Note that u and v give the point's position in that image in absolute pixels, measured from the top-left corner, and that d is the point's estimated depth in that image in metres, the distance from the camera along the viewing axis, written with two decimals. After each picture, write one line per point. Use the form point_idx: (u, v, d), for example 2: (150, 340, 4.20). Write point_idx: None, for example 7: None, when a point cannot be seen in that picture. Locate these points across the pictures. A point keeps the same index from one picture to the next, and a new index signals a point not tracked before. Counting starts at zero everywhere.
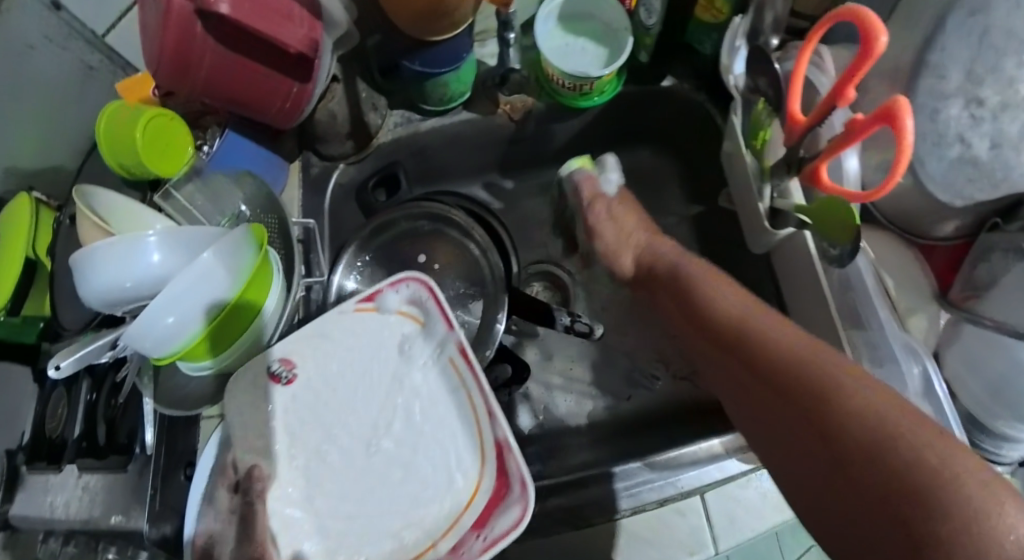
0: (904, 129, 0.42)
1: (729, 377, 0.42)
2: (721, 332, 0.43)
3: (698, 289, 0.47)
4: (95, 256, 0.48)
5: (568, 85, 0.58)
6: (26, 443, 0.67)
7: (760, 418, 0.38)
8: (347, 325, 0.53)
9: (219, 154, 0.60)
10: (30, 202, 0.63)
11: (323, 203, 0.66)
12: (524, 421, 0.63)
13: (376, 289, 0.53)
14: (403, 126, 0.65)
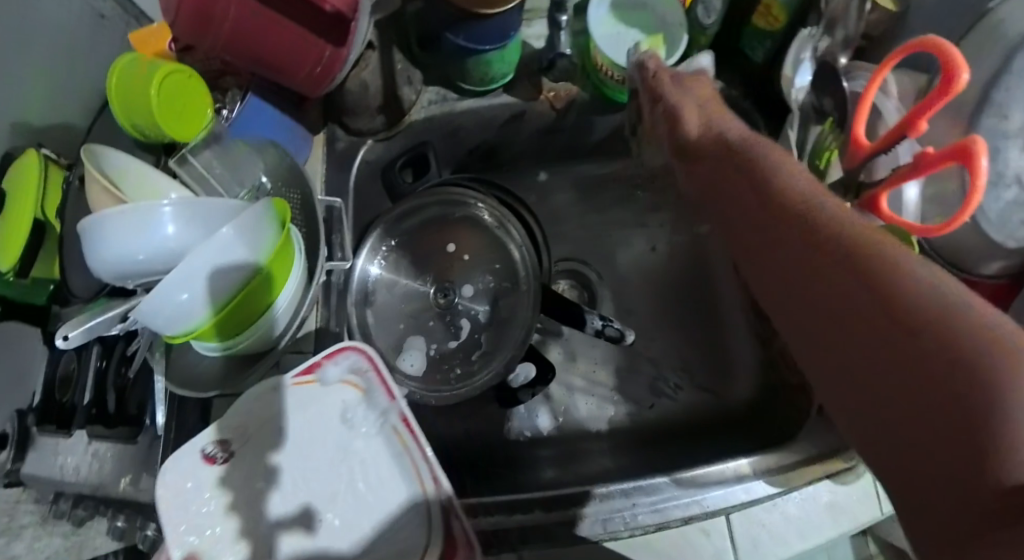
0: (979, 169, 0.41)
1: (781, 252, 0.33)
2: (779, 201, 0.34)
3: (742, 180, 0.39)
4: (107, 226, 0.45)
5: (615, 76, 0.56)
6: (37, 404, 0.67)
7: (800, 332, 0.31)
8: (281, 402, 0.43)
9: (242, 120, 0.57)
10: (39, 159, 0.61)
11: (347, 181, 0.63)
12: (544, 422, 0.61)
13: (312, 362, 0.43)
14: (438, 104, 0.62)
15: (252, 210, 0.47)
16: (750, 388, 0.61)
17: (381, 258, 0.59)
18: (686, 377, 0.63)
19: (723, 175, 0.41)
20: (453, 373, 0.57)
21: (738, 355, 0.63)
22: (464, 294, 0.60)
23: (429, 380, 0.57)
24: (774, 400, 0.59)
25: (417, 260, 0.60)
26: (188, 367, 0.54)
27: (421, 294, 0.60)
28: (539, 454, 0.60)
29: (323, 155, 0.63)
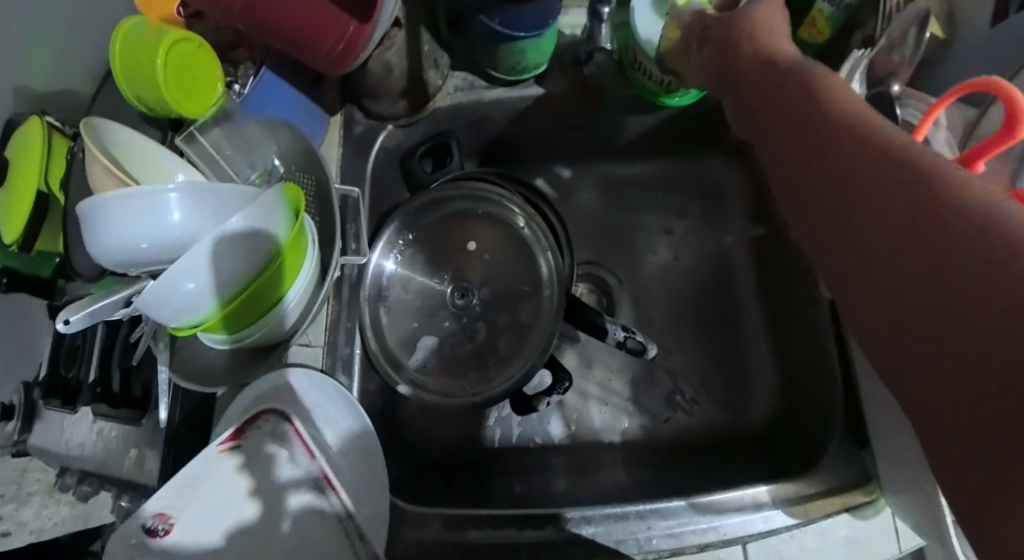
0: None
1: (834, 195, 0.28)
2: (831, 137, 0.28)
3: (785, 112, 0.32)
4: (111, 209, 0.41)
5: (653, 77, 0.52)
6: (42, 377, 0.66)
7: (854, 285, 0.26)
8: (209, 472, 0.47)
9: (253, 96, 0.52)
10: (44, 129, 0.58)
11: (365, 166, 0.60)
12: (556, 429, 0.60)
13: (237, 427, 0.48)
14: (464, 91, 0.59)
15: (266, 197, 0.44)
16: (768, 408, 0.59)
17: (396, 253, 0.56)
18: (703, 391, 0.61)
19: (759, 103, 0.34)
20: (466, 378, 0.55)
21: (759, 373, 0.61)
22: (483, 295, 0.57)
23: (443, 384, 0.54)
24: (792, 423, 0.58)
25: (434, 256, 0.57)
26: (194, 358, 0.52)
27: (437, 292, 0.57)
28: (550, 462, 0.59)
29: (340, 139, 0.60)
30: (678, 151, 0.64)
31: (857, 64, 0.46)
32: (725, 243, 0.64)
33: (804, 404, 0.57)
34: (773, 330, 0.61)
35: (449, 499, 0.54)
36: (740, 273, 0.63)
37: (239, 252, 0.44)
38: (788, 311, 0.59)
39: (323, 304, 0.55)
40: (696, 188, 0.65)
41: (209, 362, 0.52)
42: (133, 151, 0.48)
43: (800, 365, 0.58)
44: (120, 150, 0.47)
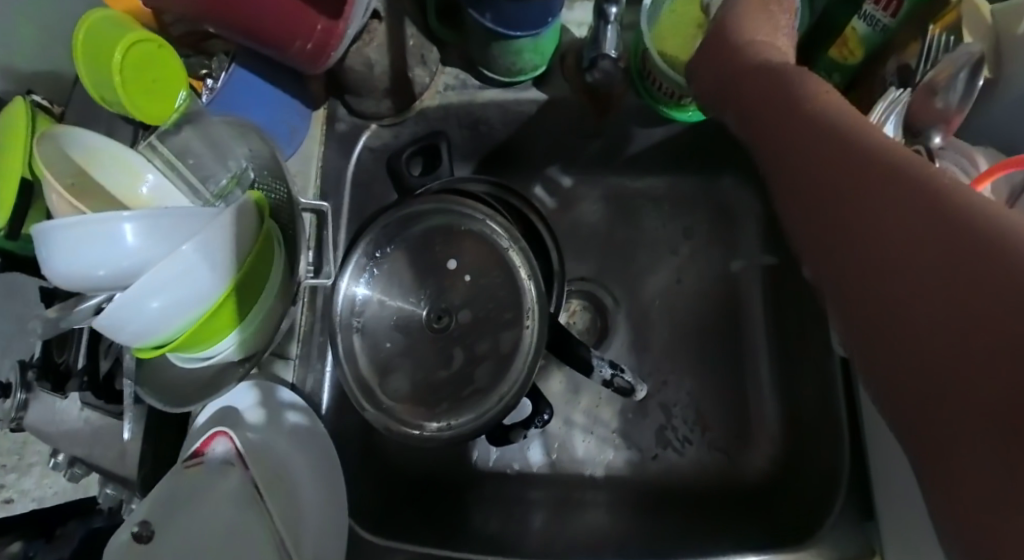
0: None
1: (841, 217, 0.24)
2: (837, 158, 0.25)
3: (796, 127, 0.28)
4: (62, 238, 0.39)
5: (665, 89, 0.48)
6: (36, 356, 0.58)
7: (863, 330, 0.22)
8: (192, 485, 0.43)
9: (223, 94, 0.49)
10: (26, 108, 0.50)
11: (348, 167, 0.56)
12: (536, 456, 0.56)
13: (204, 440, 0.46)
14: (457, 90, 0.53)
15: (238, 205, 0.44)
16: (764, 461, 0.54)
17: (371, 270, 0.52)
18: (700, 429, 0.56)
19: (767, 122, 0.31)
20: (439, 407, 0.51)
21: (761, 418, 0.55)
22: (462, 319, 0.53)
23: (413, 413, 0.50)
24: (791, 478, 0.53)
25: (416, 272, 0.53)
26: (167, 372, 0.50)
27: (412, 314, 0.53)
28: (529, 495, 0.55)
29: (321, 135, 0.55)
30: (692, 168, 0.58)
31: (894, 104, 0.42)
32: (734, 270, 0.59)
33: (805, 456, 0.52)
34: (780, 373, 0.55)
35: (411, 531, 0.52)
36: (751, 305, 0.58)
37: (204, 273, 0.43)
38: (799, 356, 0.54)
39: (291, 318, 0.52)
40: (709, 209, 0.60)
41: (182, 378, 0.50)
42: (101, 160, 0.46)
43: (807, 418, 0.52)
44: (86, 159, 0.45)
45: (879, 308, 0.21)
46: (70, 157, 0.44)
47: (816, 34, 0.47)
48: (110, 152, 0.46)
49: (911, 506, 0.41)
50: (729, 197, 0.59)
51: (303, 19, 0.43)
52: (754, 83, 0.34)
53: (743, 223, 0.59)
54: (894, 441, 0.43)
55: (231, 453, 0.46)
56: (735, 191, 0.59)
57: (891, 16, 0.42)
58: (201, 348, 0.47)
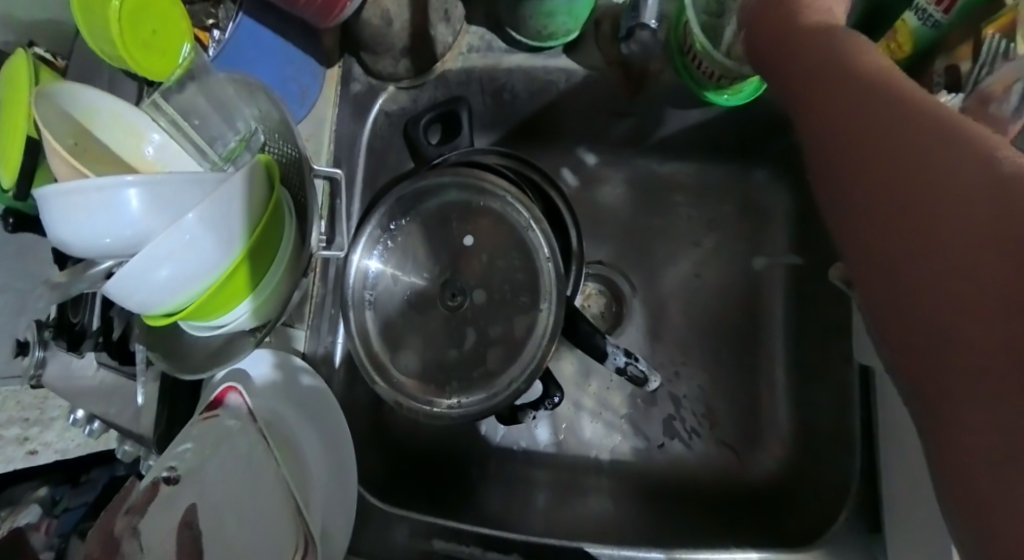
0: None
1: (873, 193, 0.24)
2: (868, 123, 0.24)
3: (824, 88, 0.27)
4: (60, 204, 0.37)
5: (705, 69, 0.44)
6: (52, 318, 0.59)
7: (895, 308, 0.22)
8: (207, 435, 0.45)
9: (229, 47, 0.45)
10: (27, 61, 0.48)
11: (362, 133, 0.53)
12: (542, 436, 0.56)
13: (221, 393, 0.46)
14: (481, 54, 0.49)
15: (248, 172, 0.42)
16: (773, 462, 0.54)
17: (383, 244, 0.50)
18: (709, 423, 0.55)
19: (795, 76, 0.30)
20: (449, 386, 0.49)
21: (773, 419, 0.54)
22: (476, 300, 0.51)
23: (421, 391, 0.49)
24: (802, 480, 0.52)
25: (432, 246, 0.51)
26: (176, 342, 0.50)
27: (423, 291, 0.51)
28: (532, 475, 0.55)
29: (336, 95, 0.52)
30: (727, 154, 0.55)
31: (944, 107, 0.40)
32: (760, 266, 0.56)
33: (816, 463, 0.51)
34: (800, 373, 0.54)
35: (417, 504, 0.52)
36: (777, 304, 0.55)
37: (212, 242, 0.41)
38: (823, 364, 0.52)
39: (304, 289, 0.52)
40: (742, 200, 0.57)
41: (193, 347, 0.50)
42: (100, 118, 0.43)
43: (823, 426, 0.51)
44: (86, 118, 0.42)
45: (894, 279, 0.22)
46: (69, 115, 0.41)
47: (881, 15, 0.45)
48: (109, 109, 0.44)
49: (924, 529, 0.39)
50: (764, 189, 0.56)
51: None
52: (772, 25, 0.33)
53: (773, 215, 0.56)
54: (913, 462, 0.41)
55: (240, 407, 0.46)
56: (771, 184, 0.56)
57: (944, 12, 0.39)
58: (209, 318, 0.46)
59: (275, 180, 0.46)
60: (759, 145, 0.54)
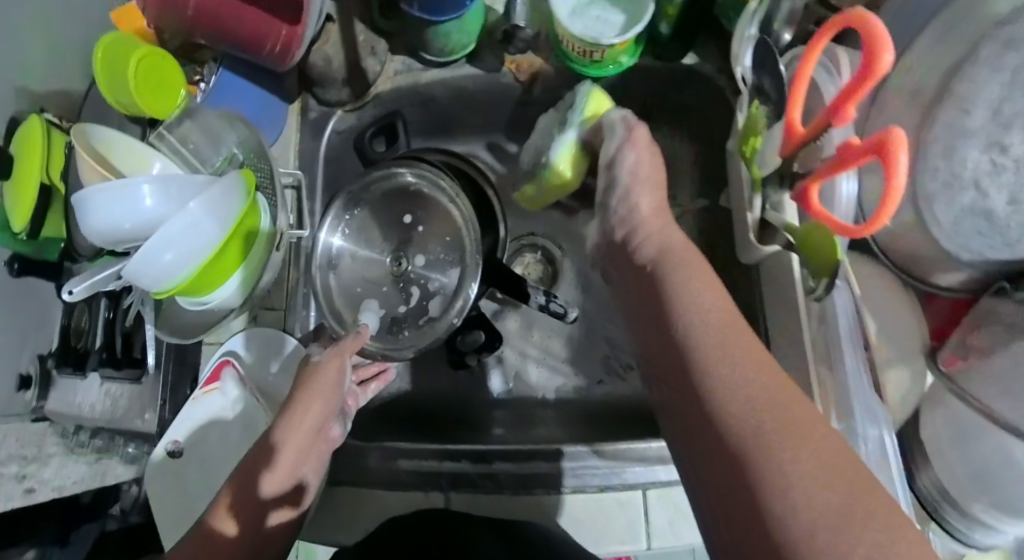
0: (896, 167, 0.32)
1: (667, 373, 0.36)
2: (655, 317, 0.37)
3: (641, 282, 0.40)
4: (93, 199, 0.49)
5: (578, 50, 0.53)
6: (55, 349, 0.72)
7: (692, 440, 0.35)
8: (205, 405, 0.61)
9: (214, 91, 0.60)
10: (40, 123, 0.61)
11: (320, 148, 0.65)
12: (495, 385, 0.64)
13: (217, 371, 0.61)
14: (403, 75, 0.62)
15: (228, 176, 0.54)
16: None
17: (343, 228, 0.60)
18: None
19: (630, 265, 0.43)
20: (402, 335, 0.58)
21: None
22: (416, 263, 0.61)
23: (378, 342, 0.58)
24: None
25: (387, 228, 0.62)
26: (175, 320, 0.61)
27: (378, 267, 0.62)
28: (492, 414, 0.63)
29: (298, 124, 0.64)
30: None
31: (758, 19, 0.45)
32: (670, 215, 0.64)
33: None
34: None
35: (395, 433, 0.61)
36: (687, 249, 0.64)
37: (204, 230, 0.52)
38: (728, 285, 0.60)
39: (279, 269, 0.63)
40: None
41: (194, 321, 0.61)
42: (115, 149, 0.55)
43: None
44: (104, 148, 0.54)
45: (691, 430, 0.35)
46: (91, 146, 0.53)
47: None
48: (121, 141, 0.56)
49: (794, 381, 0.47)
50: None
51: (270, 28, 0.53)
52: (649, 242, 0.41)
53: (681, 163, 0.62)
54: (780, 331, 0.50)
55: (237, 380, 0.61)
56: None
57: None
58: (199, 294, 0.56)
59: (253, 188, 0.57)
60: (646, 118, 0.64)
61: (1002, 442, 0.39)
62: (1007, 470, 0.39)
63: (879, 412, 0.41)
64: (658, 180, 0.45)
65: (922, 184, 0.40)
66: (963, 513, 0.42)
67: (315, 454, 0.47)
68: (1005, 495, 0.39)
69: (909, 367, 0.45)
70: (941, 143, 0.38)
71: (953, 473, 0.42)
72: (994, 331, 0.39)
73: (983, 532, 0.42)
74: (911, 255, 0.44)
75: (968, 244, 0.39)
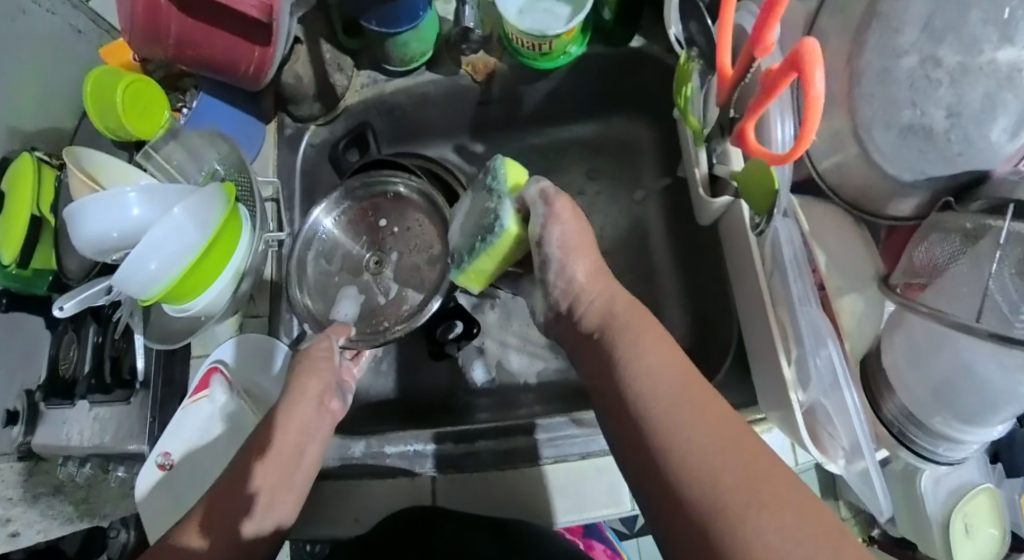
0: (811, 79, 0.34)
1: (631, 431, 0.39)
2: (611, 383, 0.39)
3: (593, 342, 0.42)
4: (83, 209, 0.52)
5: (527, 44, 0.57)
6: (41, 382, 0.72)
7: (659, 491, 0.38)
8: (193, 414, 0.61)
9: (198, 113, 0.61)
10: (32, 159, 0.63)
11: (296, 161, 0.67)
12: (478, 375, 0.65)
13: (205, 378, 0.62)
14: (370, 87, 0.64)
15: (211, 187, 0.56)
16: None
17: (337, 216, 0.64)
18: None
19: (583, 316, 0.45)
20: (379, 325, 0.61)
21: (671, 320, 0.64)
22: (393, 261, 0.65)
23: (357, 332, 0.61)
24: (702, 354, 0.61)
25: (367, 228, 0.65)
26: (163, 327, 0.64)
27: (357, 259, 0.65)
28: (476, 402, 0.64)
29: (275, 142, 0.66)
30: (587, 116, 0.68)
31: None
32: (637, 199, 0.68)
33: (707, 341, 0.61)
34: (685, 272, 0.64)
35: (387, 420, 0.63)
36: (655, 227, 0.67)
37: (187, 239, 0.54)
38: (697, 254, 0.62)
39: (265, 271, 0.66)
40: (608, 152, 0.69)
41: (179, 327, 0.63)
42: (105, 170, 0.57)
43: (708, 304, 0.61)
44: (94, 168, 0.56)
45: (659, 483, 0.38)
46: (82, 166, 0.56)
47: None
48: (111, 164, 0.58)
49: (767, 332, 0.48)
50: (620, 134, 0.68)
51: (244, 50, 0.55)
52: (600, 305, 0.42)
53: (642, 147, 0.68)
54: (745, 284, 0.51)
55: (224, 385, 0.62)
56: (626, 127, 0.68)
57: None
58: (183, 300, 0.58)
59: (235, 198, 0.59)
60: (605, 107, 0.67)
61: (956, 347, 0.40)
62: (961, 378, 0.40)
63: (822, 328, 0.42)
64: (589, 245, 0.43)
65: (860, 111, 0.42)
66: (925, 428, 0.43)
67: (293, 470, 0.47)
68: (961, 400, 0.41)
69: (862, 293, 0.47)
70: (873, 67, 0.40)
71: (913, 390, 0.43)
72: (944, 243, 0.41)
73: (946, 446, 0.44)
74: (859, 188, 0.46)
75: (913, 164, 0.42)
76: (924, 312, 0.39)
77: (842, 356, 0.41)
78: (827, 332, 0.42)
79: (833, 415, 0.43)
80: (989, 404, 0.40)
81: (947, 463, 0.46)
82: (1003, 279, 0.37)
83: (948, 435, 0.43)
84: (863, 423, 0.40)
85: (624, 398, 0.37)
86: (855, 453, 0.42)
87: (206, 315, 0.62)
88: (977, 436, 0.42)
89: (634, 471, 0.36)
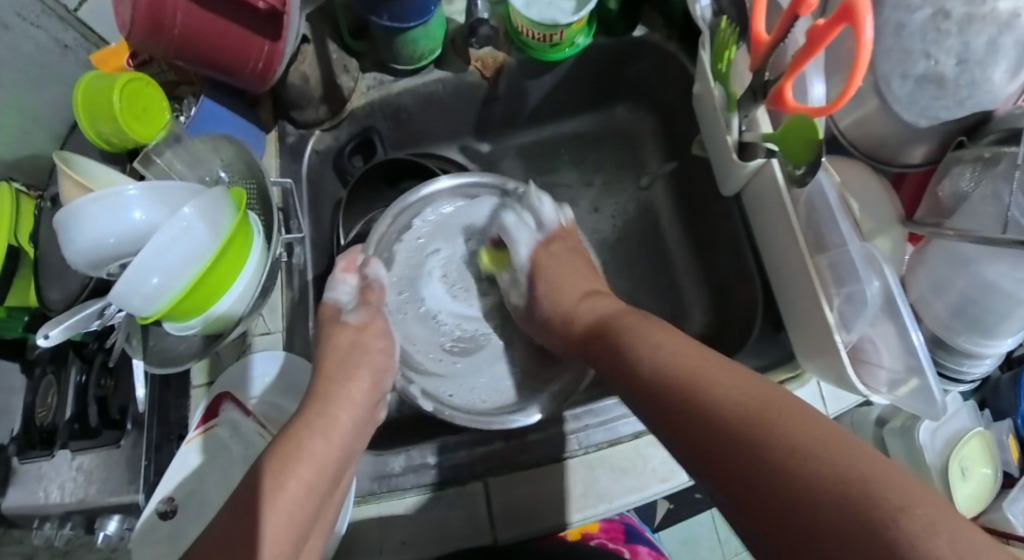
0: (861, 26, 0.38)
1: (643, 383, 0.40)
2: (620, 347, 0.44)
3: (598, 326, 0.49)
4: (83, 213, 0.47)
5: (538, 36, 0.58)
6: (19, 435, 0.67)
7: (670, 425, 0.37)
8: (193, 451, 0.55)
9: (198, 120, 0.58)
10: (10, 192, 0.61)
11: (301, 169, 0.65)
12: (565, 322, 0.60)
13: (210, 408, 0.56)
14: (376, 89, 0.64)
15: (218, 192, 0.51)
16: (702, 326, 0.65)
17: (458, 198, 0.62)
18: None
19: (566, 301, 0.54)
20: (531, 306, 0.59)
21: (690, 299, 0.67)
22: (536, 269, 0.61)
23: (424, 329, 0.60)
24: (723, 327, 0.63)
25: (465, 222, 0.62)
26: (167, 350, 0.58)
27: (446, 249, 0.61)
28: None
29: (276, 151, 0.63)
30: (588, 108, 0.71)
31: None
32: (644, 183, 0.71)
33: (728, 314, 0.63)
34: (698, 249, 0.67)
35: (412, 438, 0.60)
36: (665, 209, 0.70)
37: (191, 247, 0.48)
38: (708, 230, 0.65)
39: (280, 289, 0.61)
40: (610, 140, 0.72)
41: (180, 350, 0.57)
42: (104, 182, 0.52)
43: (727, 276, 0.63)
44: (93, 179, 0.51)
45: (676, 412, 0.36)
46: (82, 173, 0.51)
47: None
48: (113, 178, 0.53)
49: (800, 290, 0.51)
50: (621, 123, 0.71)
51: (252, 45, 0.53)
52: (590, 342, 0.49)
53: (644, 135, 0.71)
54: (774, 250, 0.53)
55: (237, 413, 0.55)
56: (627, 116, 0.71)
57: None
58: (191, 317, 0.53)
59: (242, 205, 0.54)
60: (605, 96, 0.70)
61: (976, 270, 0.44)
62: (987, 295, 0.44)
63: (877, 256, 0.45)
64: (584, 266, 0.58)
65: (878, 67, 0.47)
66: (952, 349, 0.48)
67: (334, 499, 0.43)
68: (984, 318, 0.45)
69: (891, 234, 0.52)
70: (889, 24, 0.46)
71: (937, 315, 0.48)
72: (963, 174, 0.48)
73: (969, 362, 0.49)
74: (875, 139, 0.52)
75: (926, 109, 0.47)
76: (954, 235, 0.44)
77: (898, 281, 0.44)
78: (882, 260, 0.45)
79: (885, 347, 0.46)
80: (1004, 312, 0.45)
81: (970, 381, 0.52)
82: (1019, 197, 0.44)
83: (974, 351, 0.47)
84: (924, 354, 0.42)
85: (647, 354, 0.41)
86: (908, 373, 0.45)
87: (212, 335, 0.57)
88: (994, 351, 0.47)
89: (657, 389, 0.38)
